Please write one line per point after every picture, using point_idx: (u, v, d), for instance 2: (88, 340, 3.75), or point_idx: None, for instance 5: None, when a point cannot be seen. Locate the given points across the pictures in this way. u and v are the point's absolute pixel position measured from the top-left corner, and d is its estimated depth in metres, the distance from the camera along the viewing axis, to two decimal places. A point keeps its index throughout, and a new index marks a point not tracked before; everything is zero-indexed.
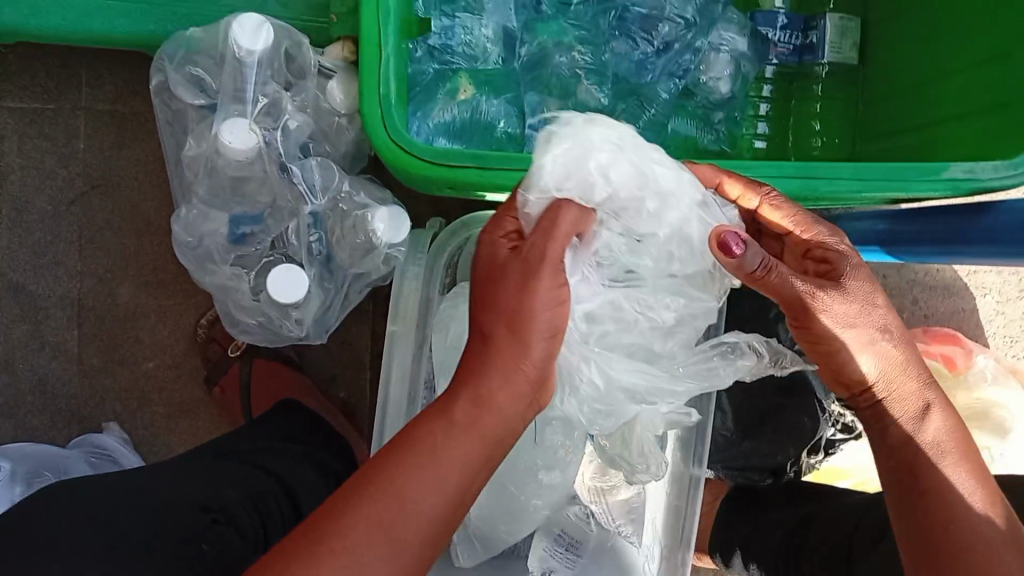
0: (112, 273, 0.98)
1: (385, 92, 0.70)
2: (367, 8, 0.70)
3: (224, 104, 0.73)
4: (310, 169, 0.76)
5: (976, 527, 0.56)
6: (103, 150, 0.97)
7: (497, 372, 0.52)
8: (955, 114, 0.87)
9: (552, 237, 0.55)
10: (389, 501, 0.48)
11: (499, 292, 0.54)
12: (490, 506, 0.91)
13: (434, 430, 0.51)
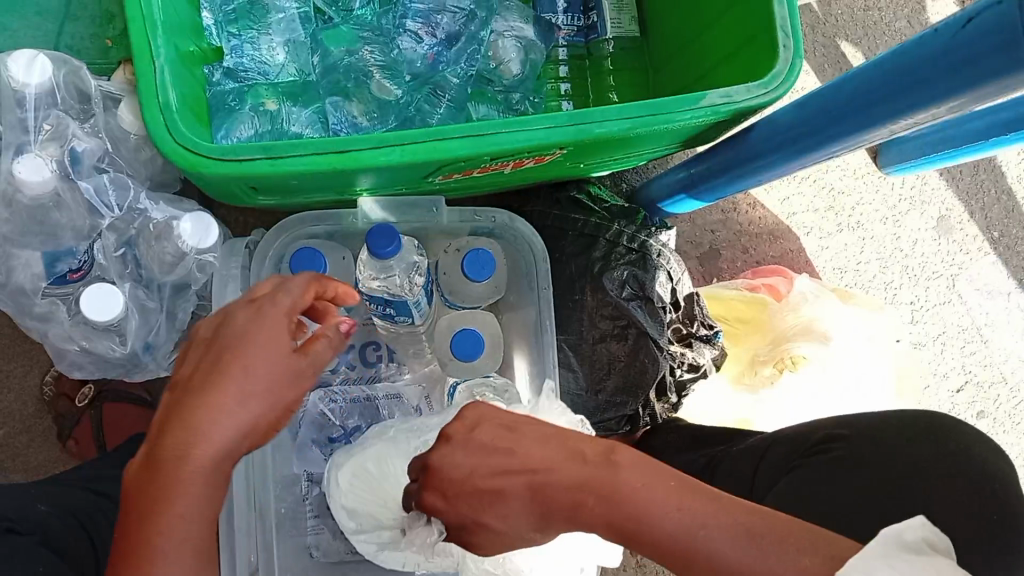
0: None
1: (166, 100, 0.74)
2: (134, 26, 0.74)
3: (11, 143, 0.75)
4: (102, 184, 0.79)
5: (704, 528, 0.49)
6: None
7: (171, 429, 0.53)
8: (726, 56, 0.95)
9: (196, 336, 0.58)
10: (159, 575, 0.50)
11: (177, 376, 0.56)
12: (368, 511, 0.78)
13: (165, 495, 0.51)
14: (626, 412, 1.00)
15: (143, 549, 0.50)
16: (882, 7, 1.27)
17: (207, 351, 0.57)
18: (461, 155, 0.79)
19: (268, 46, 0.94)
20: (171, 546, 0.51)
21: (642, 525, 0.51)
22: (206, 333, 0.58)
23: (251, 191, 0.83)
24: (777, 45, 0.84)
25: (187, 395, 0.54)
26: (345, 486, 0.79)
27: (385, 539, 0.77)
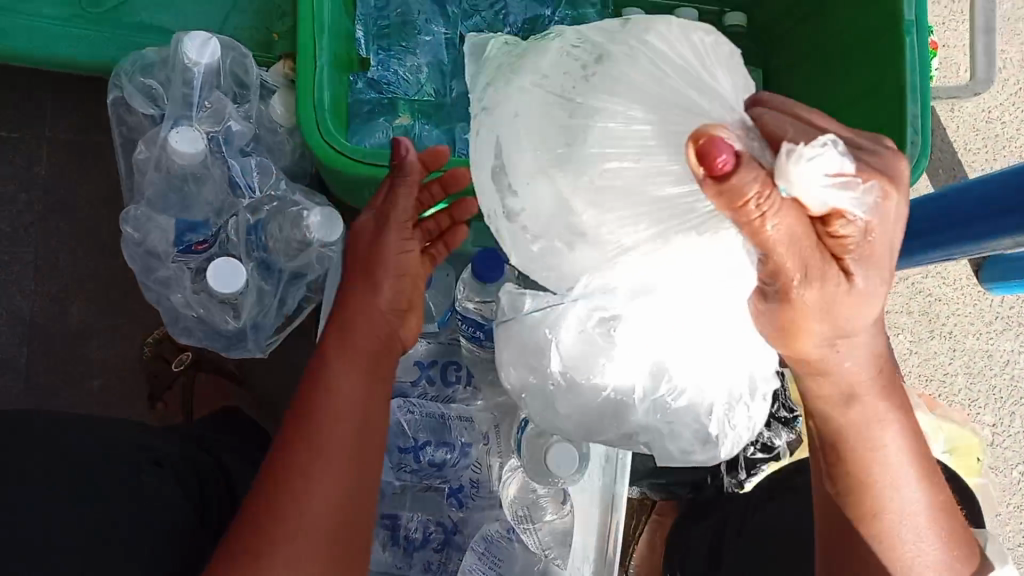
0: (64, 294, 1.02)
1: (320, 98, 0.78)
2: (303, 24, 0.78)
3: (174, 114, 0.81)
4: (249, 166, 0.84)
5: (895, 456, 0.55)
6: (64, 177, 1.03)
7: (352, 305, 0.63)
8: None
9: (355, 243, 0.66)
10: (339, 417, 0.57)
11: (355, 254, 0.66)
12: (625, 150, 0.48)
13: (335, 361, 0.60)
14: (694, 479, 0.99)
15: (333, 378, 0.59)
16: (1006, 121, 1.27)
17: (354, 263, 0.65)
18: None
19: (413, 65, 0.97)
20: (340, 411, 0.57)
21: (858, 437, 0.55)
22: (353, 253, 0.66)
23: (376, 196, 0.86)
24: (906, 141, 0.85)
25: (356, 280, 0.64)
26: (615, 100, 0.49)
27: (564, 131, 0.50)
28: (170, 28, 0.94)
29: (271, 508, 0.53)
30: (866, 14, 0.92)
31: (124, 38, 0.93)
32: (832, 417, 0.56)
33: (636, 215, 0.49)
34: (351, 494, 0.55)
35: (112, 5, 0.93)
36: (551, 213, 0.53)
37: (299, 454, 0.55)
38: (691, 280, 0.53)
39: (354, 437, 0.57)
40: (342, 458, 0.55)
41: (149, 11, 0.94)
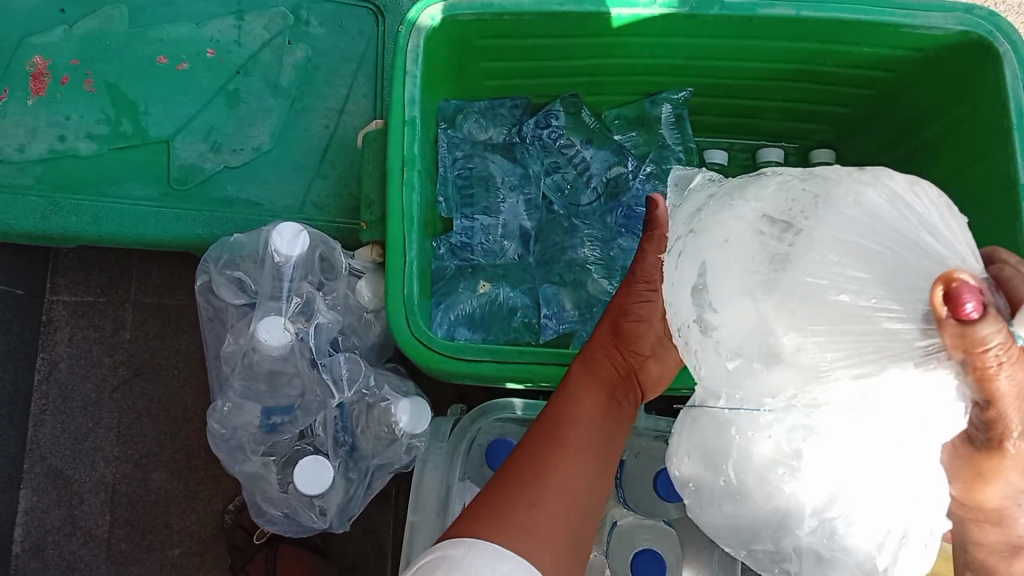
0: (146, 459, 1.01)
1: (409, 294, 0.76)
2: (393, 219, 0.77)
3: (262, 305, 0.79)
4: (337, 366, 0.81)
5: None
6: (147, 339, 1.04)
7: (587, 371, 0.59)
8: None
9: (597, 352, 0.60)
10: (577, 454, 0.53)
11: (596, 335, 0.61)
12: (844, 256, 0.40)
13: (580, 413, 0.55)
14: None
15: (567, 428, 0.54)
16: None
17: (606, 341, 0.60)
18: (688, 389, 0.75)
19: (495, 228, 0.93)
20: (578, 436, 0.54)
21: None
22: (607, 329, 0.60)
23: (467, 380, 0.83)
24: None
25: (577, 364, 0.60)
26: (846, 216, 0.41)
27: (776, 256, 0.43)
28: (256, 199, 0.96)
29: (505, 514, 0.49)
30: (972, 167, 0.86)
31: (210, 212, 0.94)
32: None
33: (846, 341, 0.39)
34: (576, 539, 0.51)
35: (197, 181, 0.95)
36: (744, 341, 0.44)
37: (524, 500, 0.50)
38: (914, 405, 0.39)
39: (587, 487, 0.52)
40: (564, 522, 0.50)
41: (235, 184, 0.96)
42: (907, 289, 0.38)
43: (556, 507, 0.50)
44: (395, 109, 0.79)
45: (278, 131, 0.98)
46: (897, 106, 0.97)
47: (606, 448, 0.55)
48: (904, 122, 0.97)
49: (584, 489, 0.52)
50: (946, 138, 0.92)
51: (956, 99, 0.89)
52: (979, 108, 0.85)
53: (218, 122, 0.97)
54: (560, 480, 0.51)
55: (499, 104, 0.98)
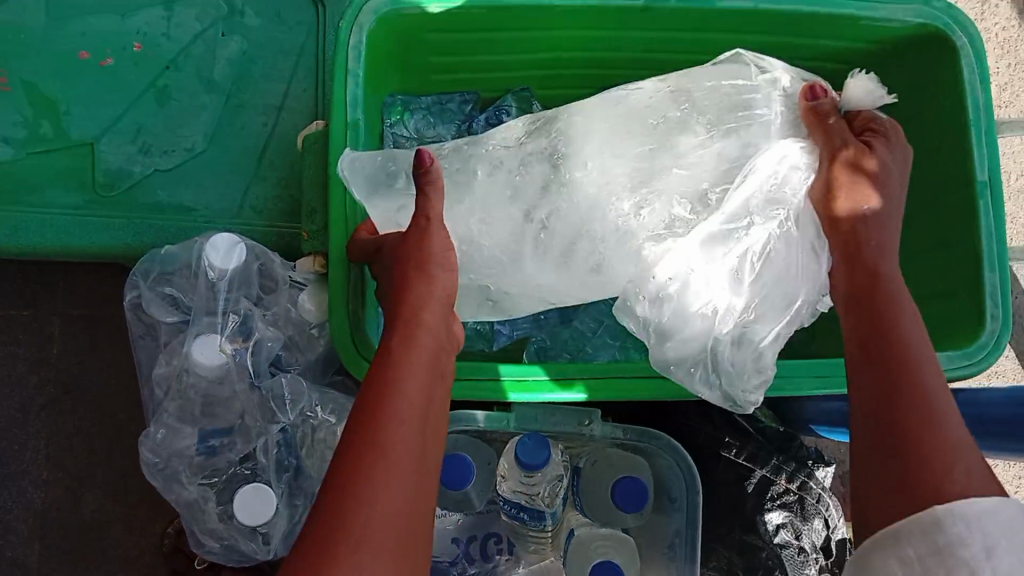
0: (78, 481, 0.95)
1: (357, 309, 0.72)
2: (336, 227, 0.73)
3: (196, 321, 0.74)
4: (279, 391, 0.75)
5: (914, 336, 0.54)
6: (76, 354, 0.97)
7: (398, 352, 0.52)
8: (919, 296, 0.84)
9: (418, 290, 0.56)
10: (397, 419, 0.47)
11: (399, 305, 0.55)
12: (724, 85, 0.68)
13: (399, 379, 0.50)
14: None
15: (386, 422, 0.47)
16: None
17: (399, 311, 0.55)
18: (658, 397, 0.72)
19: None
20: (404, 405, 0.48)
21: (886, 288, 0.58)
22: (409, 295, 0.56)
23: None
24: (985, 314, 0.76)
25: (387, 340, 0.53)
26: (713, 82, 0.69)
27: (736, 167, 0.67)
28: (190, 205, 0.90)
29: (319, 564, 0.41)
30: (927, 167, 0.83)
31: (139, 220, 0.88)
32: (871, 279, 0.59)
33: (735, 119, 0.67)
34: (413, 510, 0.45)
35: (126, 186, 0.88)
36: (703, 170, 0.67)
37: (348, 527, 0.42)
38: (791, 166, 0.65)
39: (416, 496, 0.45)
40: (396, 542, 0.43)
41: (166, 189, 0.89)
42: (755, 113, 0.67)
43: (377, 529, 0.43)
44: (336, 110, 0.73)
45: (213, 131, 0.91)
46: None
47: (430, 445, 0.48)
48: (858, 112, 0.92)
49: (410, 498, 0.45)
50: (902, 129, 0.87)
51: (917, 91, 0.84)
52: (933, 106, 0.82)
53: (147, 122, 0.90)
54: (386, 490, 0.44)
55: (445, 98, 0.91)
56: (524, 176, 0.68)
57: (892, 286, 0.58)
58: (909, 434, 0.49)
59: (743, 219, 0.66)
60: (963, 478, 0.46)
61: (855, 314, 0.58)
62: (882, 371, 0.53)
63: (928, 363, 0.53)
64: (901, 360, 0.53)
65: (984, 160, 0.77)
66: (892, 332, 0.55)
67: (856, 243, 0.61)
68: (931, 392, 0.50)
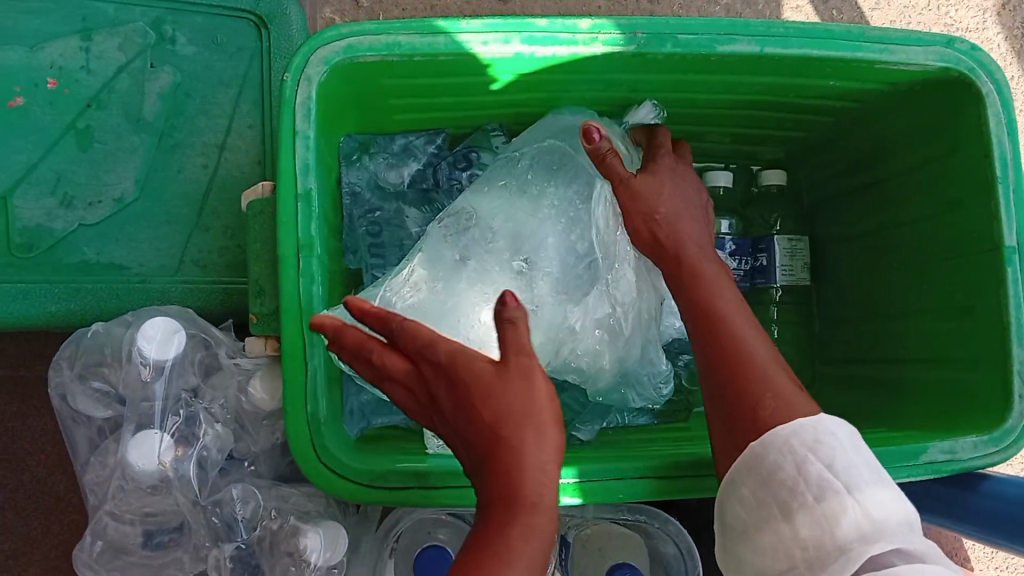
0: (16, 559, 0.87)
1: (314, 410, 0.63)
2: (288, 316, 0.63)
3: (133, 413, 0.66)
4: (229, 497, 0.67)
5: (731, 316, 0.58)
6: (6, 421, 0.88)
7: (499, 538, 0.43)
8: (935, 355, 0.81)
9: (512, 448, 0.45)
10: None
11: (506, 458, 0.45)
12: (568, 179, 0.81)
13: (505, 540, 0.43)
14: None
15: None
16: None
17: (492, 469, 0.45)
18: (639, 499, 0.65)
19: None
20: None
21: (697, 273, 0.62)
22: (501, 452, 0.45)
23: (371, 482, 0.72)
24: (1012, 395, 0.72)
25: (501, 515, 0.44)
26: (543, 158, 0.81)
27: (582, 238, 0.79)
28: (121, 263, 0.80)
29: None
30: (945, 220, 0.79)
31: (63, 283, 0.79)
32: (694, 290, 0.61)
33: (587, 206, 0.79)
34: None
35: (47, 245, 0.79)
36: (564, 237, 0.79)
37: None
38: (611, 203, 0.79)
39: None
40: None
41: (94, 246, 0.80)
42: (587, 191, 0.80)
43: None
44: (285, 178, 0.64)
45: (144, 177, 0.81)
46: (860, 131, 0.88)
47: None
48: (864, 148, 0.89)
49: None
50: (912, 173, 0.84)
51: (926, 133, 0.80)
52: (954, 155, 0.78)
53: (68, 170, 0.80)
54: None
55: (412, 138, 0.83)
56: (464, 237, 0.77)
57: (692, 274, 0.62)
58: (748, 397, 0.54)
59: (605, 261, 0.79)
60: (774, 402, 0.53)
61: (686, 318, 0.61)
62: (720, 387, 0.55)
63: (749, 341, 0.57)
64: (741, 361, 0.55)
65: (1013, 221, 0.72)
66: (722, 328, 0.57)
67: (689, 269, 0.63)
68: (763, 389, 0.54)
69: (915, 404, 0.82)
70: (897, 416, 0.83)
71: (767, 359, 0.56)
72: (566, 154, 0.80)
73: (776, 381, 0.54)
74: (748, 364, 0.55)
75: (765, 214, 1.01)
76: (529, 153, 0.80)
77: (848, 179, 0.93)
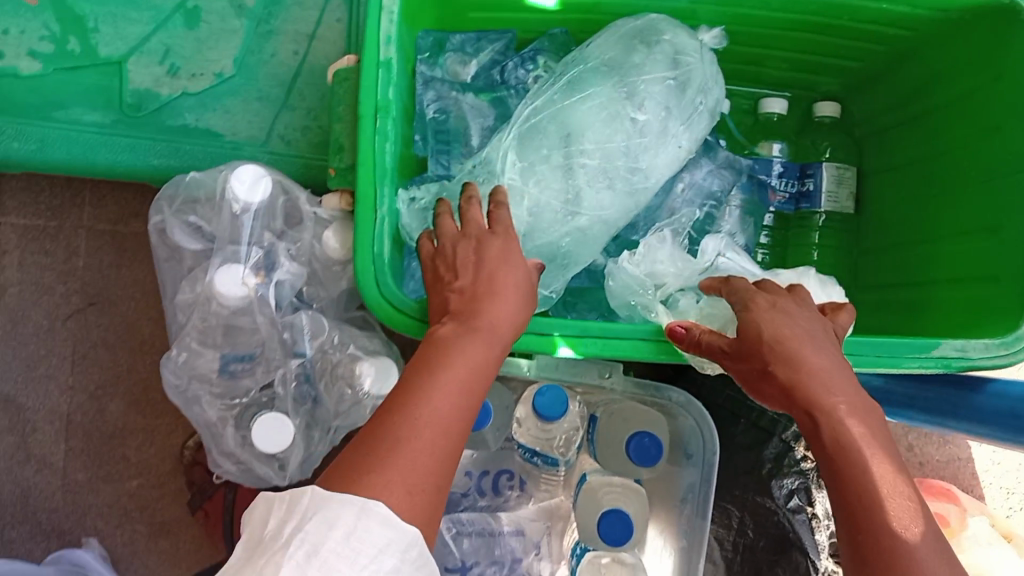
0: (102, 391, 0.98)
1: (379, 252, 0.72)
2: (363, 170, 0.71)
3: (220, 250, 0.75)
4: (300, 327, 0.77)
5: (849, 429, 0.53)
6: (101, 269, 0.98)
7: (456, 339, 0.56)
8: (961, 276, 0.85)
9: (467, 254, 0.61)
10: (437, 394, 0.52)
11: (475, 291, 0.59)
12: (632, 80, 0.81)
13: (456, 340, 0.56)
14: None
15: (443, 364, 0.54)
16: None
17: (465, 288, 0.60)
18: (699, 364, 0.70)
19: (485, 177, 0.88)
20: (452, 374, 0.54)
21: (825, 402, 0.54)
22: (465, 262, 0.61)
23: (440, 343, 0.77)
24: None
25: (465, 313, 0.58)
26: (604, 62, 0.82)
27: (642, 130, 0.81)
28: (217, 130, 0.90)
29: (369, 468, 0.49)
30: (990, 143, 0.83)
31: (166, 142, 0.89)
32: (814, 401, 0.55)
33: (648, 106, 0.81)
34: (432, 479, 0.50)
35: (153, 108, 0.88)
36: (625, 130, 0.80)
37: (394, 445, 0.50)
38: (670, 102, 0.81)
39: (438, 463, 0.50)
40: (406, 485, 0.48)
41: (194, 112, 0.89)
42: (653, 93, 0.81)
43: (412, 453, 0.50)
44: (370, 48, 0.72)
45: (241, 56, 0.90)
46: (912, 63, 0.92)
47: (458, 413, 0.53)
48: (915, 81, 0.93)
49: (452, 415, 0.52)
50: (955, 102, 0.88)
51: (976, 65, 0.85)
52: (999, 81, 0.82)
53: (176, 43, 0.89)
54: (397, 474, 0.48)
55: (483, 37, 0.90)
56: (532, 132, 0.80)
57: (817, 390, 0.55)
58: (851, 489, 0.51)
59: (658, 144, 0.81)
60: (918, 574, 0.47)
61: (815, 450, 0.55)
62: (853, 538, 0.50)
63: (882, 479, 0.51)
64: (872, 529, 0.49)
65: None
66: (839, 458, 0.52)
67: (807, 403, 0.55)
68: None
69: (945, 321, 0.85)
70: (924, 330, 0.87)
71: (905, 513, 0.49)
72: (649, 41, 0.82)
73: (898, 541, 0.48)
74: (882, 538, 0.49)
75: (815, 142, 1.04)
76: (595, 57, 0.83)
77: (895, 113, 0.98)
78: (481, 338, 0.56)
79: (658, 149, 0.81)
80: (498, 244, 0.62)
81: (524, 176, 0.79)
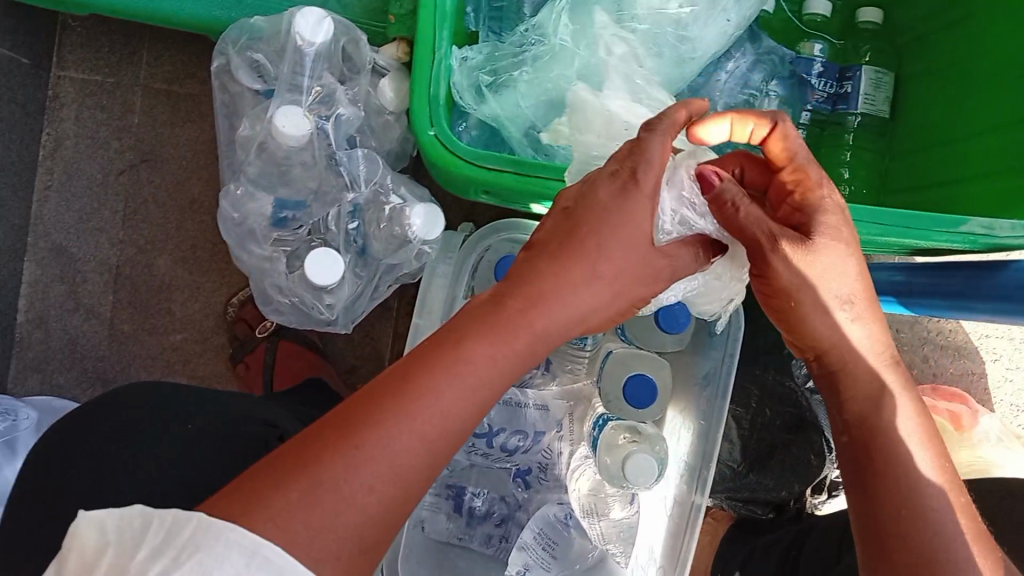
0: (151, 245, 1.01)
1: (435, 93, 0.73)
2: (425, 11, 0.73)
3: (279, 92, 0.75)
4: (355, 160, 0.80)
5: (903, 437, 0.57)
6: (156, 126, 1.01)
7: (484, 328, 0.51)
8: (996, 168, 0.85)
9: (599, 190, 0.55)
10: (444, 391, 0.47)
11: (530, 276, 0.54)
12: None
13: (472, 334, 0.50)
14: (776, 497, 0.96)
15: (460, 360, 0.48)
16: None
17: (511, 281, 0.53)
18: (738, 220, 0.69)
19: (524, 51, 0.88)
20: (467, 376, 0.48)
21: (882, 408, 0.58)
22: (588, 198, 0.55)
23: (481, 192, 0.78)
24: None
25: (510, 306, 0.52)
26: None
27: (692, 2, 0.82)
28: None
29: (334, 449, 0.44)
30: None
31: None
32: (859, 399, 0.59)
33: None
34: (404, 488, 0.45)
35: None
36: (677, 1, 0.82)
37: (368, 439, 0.44)
38: None
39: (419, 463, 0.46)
40: (367, 486, 0.44)
41: None
42: None
43: (388, 451, 0.45)
44: None
45: None
46: None
47: (463, 417, 0.48)
48: None
49: (455, 417, 0.47)
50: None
51: None
52: None
53: None
54: (357, 482, 0.43)
55: None
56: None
57: (878, 398, 0.59)
58: (888, 511, 0.55)
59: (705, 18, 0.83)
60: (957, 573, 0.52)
61: (857, 448, 0.59)
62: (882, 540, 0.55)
63: (928, 496, 0.55)
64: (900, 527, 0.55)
65: None
66: (882, 463, 0.57)
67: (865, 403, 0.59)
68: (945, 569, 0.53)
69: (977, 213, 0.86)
70: None
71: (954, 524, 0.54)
72: None
73: (932, 545, 0.53)
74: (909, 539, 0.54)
75: (856, 45, 1.02)
76: None
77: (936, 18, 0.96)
78: (503, 336, 0.50)
79: (710, 22, 0.84)
80: (610, 191, 0.55)
81: (577, 38, 0.81)
